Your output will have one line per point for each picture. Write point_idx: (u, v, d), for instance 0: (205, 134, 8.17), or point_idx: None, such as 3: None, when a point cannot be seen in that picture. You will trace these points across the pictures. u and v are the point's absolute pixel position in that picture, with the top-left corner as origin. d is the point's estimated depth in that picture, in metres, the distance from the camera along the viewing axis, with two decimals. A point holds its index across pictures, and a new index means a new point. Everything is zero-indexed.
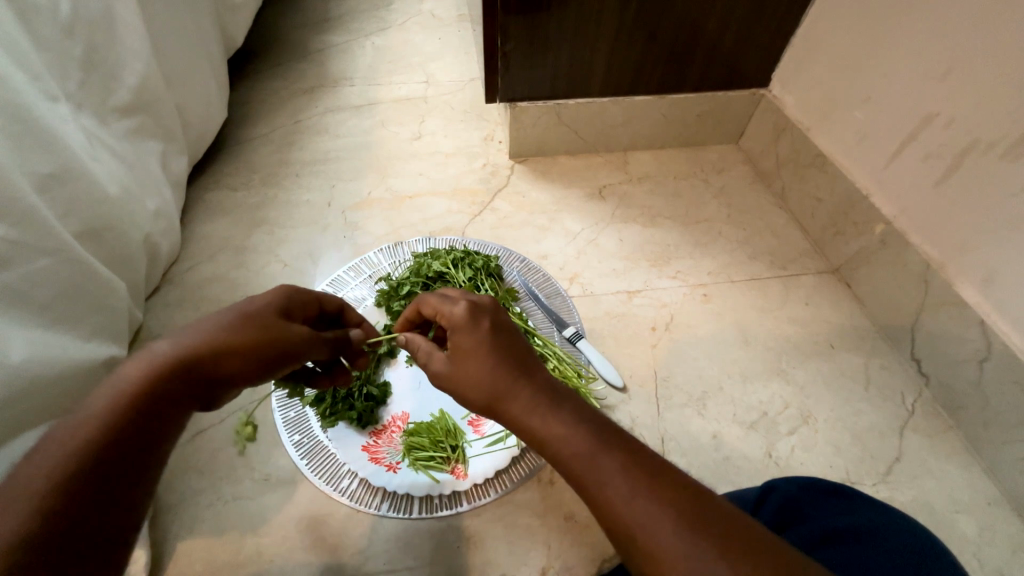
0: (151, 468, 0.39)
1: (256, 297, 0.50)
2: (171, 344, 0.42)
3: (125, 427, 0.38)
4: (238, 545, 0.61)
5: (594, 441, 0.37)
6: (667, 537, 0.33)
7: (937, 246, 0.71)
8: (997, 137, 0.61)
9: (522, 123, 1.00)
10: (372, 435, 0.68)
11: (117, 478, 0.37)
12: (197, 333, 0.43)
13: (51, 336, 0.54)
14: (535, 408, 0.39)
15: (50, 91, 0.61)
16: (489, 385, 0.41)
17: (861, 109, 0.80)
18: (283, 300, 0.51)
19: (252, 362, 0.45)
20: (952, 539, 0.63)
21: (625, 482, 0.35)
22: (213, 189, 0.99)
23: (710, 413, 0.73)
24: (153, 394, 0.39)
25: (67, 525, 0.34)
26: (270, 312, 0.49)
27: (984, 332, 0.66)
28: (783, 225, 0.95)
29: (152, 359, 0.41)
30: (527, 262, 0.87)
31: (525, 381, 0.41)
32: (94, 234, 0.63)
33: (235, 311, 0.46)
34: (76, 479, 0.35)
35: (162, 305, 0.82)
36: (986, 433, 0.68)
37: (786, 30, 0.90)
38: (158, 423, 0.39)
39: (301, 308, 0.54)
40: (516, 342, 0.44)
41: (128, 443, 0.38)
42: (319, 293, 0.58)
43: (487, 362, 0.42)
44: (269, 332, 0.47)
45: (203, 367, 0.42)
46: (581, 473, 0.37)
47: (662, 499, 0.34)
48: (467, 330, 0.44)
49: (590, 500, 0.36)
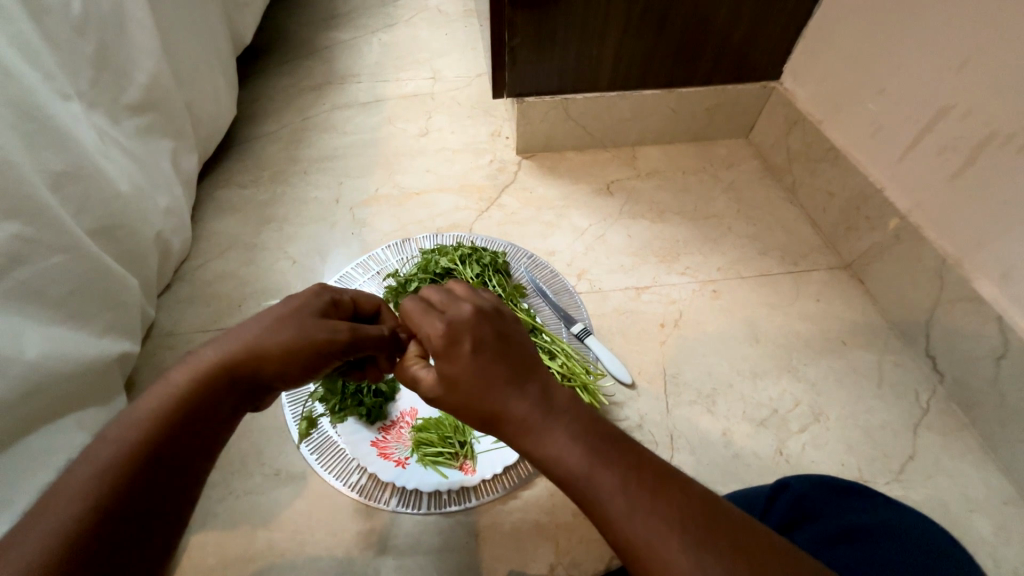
0: (194, 473, 0.39)
1: (290, 301, 0.49)
2: (210, 349, 0.42)
3: (169, 435, 0.38)
4: (250, 540, 0.62)
5: (590, 457, 0.36)
6: (673, 555, 0.32)
7: (952, 242, 0.70)
8: (1015, 129, 0.60)
9: (530, 119, 1.00)
10: (381, 431, 0.68)
11: (164, 479, 0.37)
12: (236, 339, 0.43)
13: (66, 333, 0.55)
14: (529, 425, 0.38)
15: (63, 90, 0.61)
16: (478, 407, 0.39)
17: (874, 101, 0.79)
18: (318, 302, 0.51)
19: (288, 364, 0.44)
20: (967, 538, 0.62)
21: (624, 500, 0.34)
22: (223, 186, 1.00)
23: (719, 410, 0.73)
24: (196, 400, 0.40)
25: (113, 529, 0.33)
26: (306, 314, 0.48)
27: (1000, 329, 0.65)
28: (793, 220, 0.94)
29: (195, 366, 0.41)
30: (534, 258, 0.87)
31: (516, 399, 0.38)
32: (106, 232, 0.64)
33: (271, 316, 0.46)
34: (122, 484, 0.35)
35: (174, 301, 0.83)
36: (1002, 432, 0.67)
37: (798, 23, 0.88)
38: (201, 432, 0.40)
39: (336, 307, 0.53)
40: (504, 355, 0.41)
41: (173, 451, 0.38)
42: (354, 293, 0.57)
43: (478, 387, 0.39)
44: (301, 332, 0.46)
45: (243, 371, 0.43)
46: (580, 492, 0.36)
47: (664, 514, 0.34)
48: (449, 354, 0.41)
49: (592, 518, 0.36)
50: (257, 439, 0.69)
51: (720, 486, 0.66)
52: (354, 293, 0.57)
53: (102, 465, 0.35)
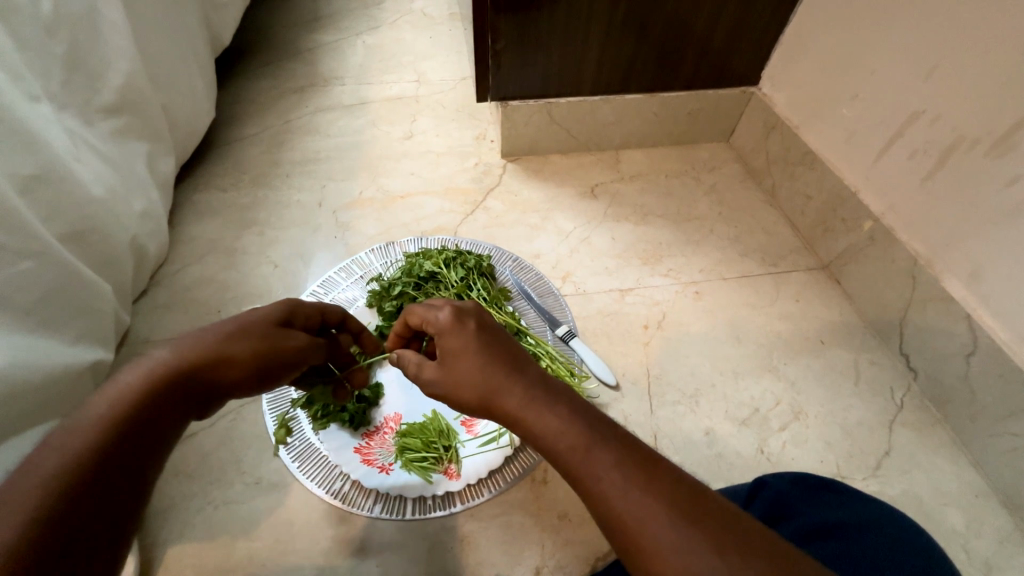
0: (148, 474, 0.38)
1: (257, 310, 0.50)
2: (171, 351, 0.42)
3: (116, 441, 0.37)
4: (229, 550, 0.61)
5: (587, 433, 0.37)
6: (663, 529, 0.33)
7: (924, 243, 0.72)
8: (981, 134, 0.62)
9: (514, 123, 1.00)
10: (364, 437, 0.67)
11: (117, 480, 0.36)
12: (201, 344, 0.43)
13: (34, 340, 0.53)
14: (527, 401, 0.40)
15: (32, 91, 0.60)
16: (478, 385, 0.42)
17: (848, 106, 0.80)
18: (283, 313, 0.52)
19: (250, 374, 0.45)
20: (940, 531, 0.64)
21: (618, 475, 0.35)
22: (202, 190, 0.99)
23: (702, 410, 0.73)
24: (149, 403, 0.39)
25: (65, 529, 0.33)
26: (270, 323, 0.49)
27: (970, 327, 0.67)
28: (773, 222, 0.96)
29: (153, 367, 0.41)
30: (519, 261, 0.88)
31: (516, 376, 0.41)
32: (78, 237, 0.62)
33: (235, 323, 0.47)
34: (72, 487, 0.34)
35: (150, 307, 0.81)
36: (973, 426, 0.69)
37: (775, 29, 0.90)
38: (150, 436, 0.39)
39: (301, 319, 0.54)
40: (507, 342, 0.45)
41: (120, 458, 0.37)
42: (319, 306, 0.58)
43: (475, 362, 0.43)
44: (265, 344, 0.47)
45: (205, 375, 0.43)
46: (577, 470, 0.37)
47: (657, 492, 0.34)
48: (455, 333, 0.45)
49: (585, 494, 0.36)
50: (238, 447, 0.68)
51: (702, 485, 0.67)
52: (322, 304, 0.59)
53: (55, 475, 0.34)
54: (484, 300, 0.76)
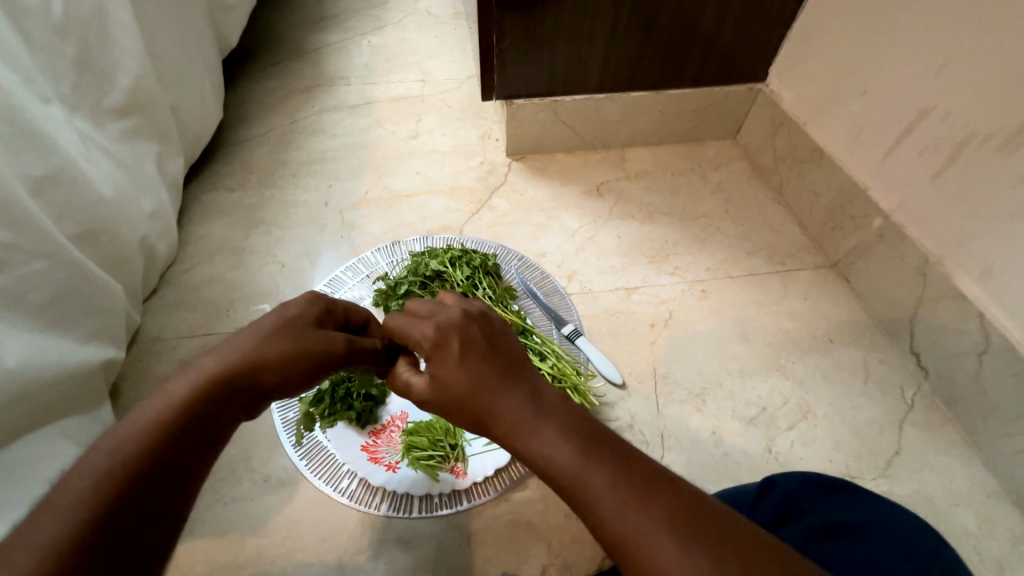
0: (193, 475, 0.38)
1: (287, 309, 0.48)
2: (211, 360, 0.42)
3: (161, 449, 0.37)
4: (239, 547, 0.61)
5: (580, 455, 0.36)
6: (662, 552, 0.32)
7: (934, 240, 0.71)
8: (993, 130, 0.61)
9: (520, 121, 1.00)
10: (371, 435, 0.68)
11: (162, 483, 0.36)
12: (236, 351, 0.43)
13: (48, 339, 0.54)
14: (518, 422, 0.39)
15: (43, 93, 0.60)
16: (469, 405, 0.41)
17: (857, 102, 0.80)
18: (316, 308, 0.50)
19: (288, 376, 0.44)
20: (951, 531, 0.63)
21: (614, 498, 0.34)
22: (210, 190, 0.99)
23: (710, 409, 0.73)
24: (194, 411, 0.39)
25: (113, 534, 0.33)
26: (302, 325, 0.47)
27: (982, 326, 0.66)
28: (781, 220, 0.95)
29: (194, 377, 0.41)
30: (525, 260, 0.88)
31: (504, 395, 0.40)
32: (89, 237, 0.63)
33: (268, 326, 0.45)
34: (119, 493, 0.34)
35: (160, 306, 0.82)
36: (985, 425, 0.68)
37: (782, 24, 0.89)
38: (195, 441, 0.39)
39: (332, 317, 0.52)
40: (494, 354, 0.43)
41: (163, 467, 0.37)
42: (347, 302, 0.56)
43: (463, 382, 0.41)
44: (299, 347, 0.45)
45: (243, 382, 0.42)
46: (573, 491, 0.36)
47: (654, 511, 0.34)
48: (440, 351, 0.43)
49: (583, 516, 0.36)
50: (245, 445, 0.69)
51: (711, 484, 0.67)
52: (349, 303, 0.56)
53: (73, 473, 0.34)
54: (489, 299, 0.76)
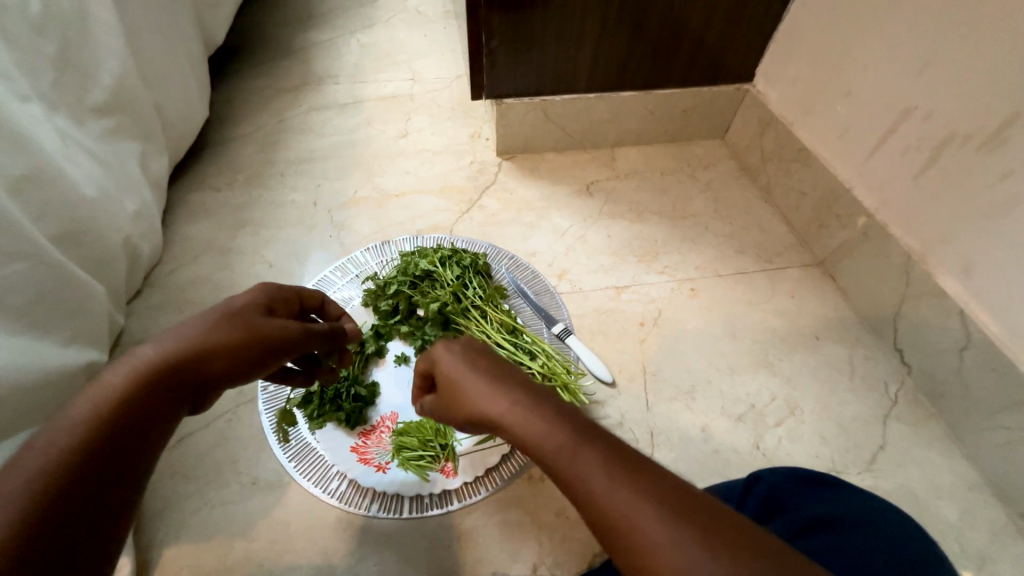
0: (142, 468, 0.37)
1: (234, 298, 0.48)
2: (155, 348, 0.39)
3: (106, 439, 0.35)
4: (226, 551, 0.61)
5: (572, 436, 0.38)
6: (649, 524, 0.32)
7: (917, 238, 0.72)
8: (973, 129, 0.62)
9: (509, 120, 1.00)
10: (361, 436, 0.67)
11: (109, 475, 0.35)
12: (181, 338, 0.41)
13: (27, 342, 0.53)
14: (515, 411, 0.41)
15: (21, 91, 0.59)
16: (473, 403, 0.44)
17: (842, 103, 0.81)
18: (264, 296, 0.50)
19: (240, 362, 0.43)
20: (934, 524, 0.64)
21: (603, 473, 0.35)
22: (196, 190, 0.98)
23: (699, 406, 0.74)
24: (138, 402, 0.37)
25: (53, 527, 0.31)
26: (250, 311, 0.47)
27: (963, 322, 0.67)
28: (768, 218, 0.96)
29: (136, 365, 0.38)
30: (515, 260, 0.88)
31: (505, 390, 0.43)
32: (70, 238, 0.62)
33: (216, 313, 0.44)
34: (61, 486, 0.32)
35: (145, 307, 0.81)
36: (967, 419, 0.69)
37: (769, 25, 0.90)
38: (143, 432, 0.37)
39: (281, 305, 0.52)
40: (498, 364, 0.47)
41: (110, 458, 0.35)
42: (296, 290, 0.57)
43: (468, 382, 0.46)
44: (250, 332, 0.45)
45: (191, 370, 0.40)
46: (565, 470, 0.37)
47: (641, 487, 0.34)
48: (449, 361, 0.48)
49: (574, 497, 0.36)
50: (232, 447, 0.68)
51: (700, 480, 0.67)
52: (299, 288, 0.57)
53: None
54: (479, 299, 0.76)
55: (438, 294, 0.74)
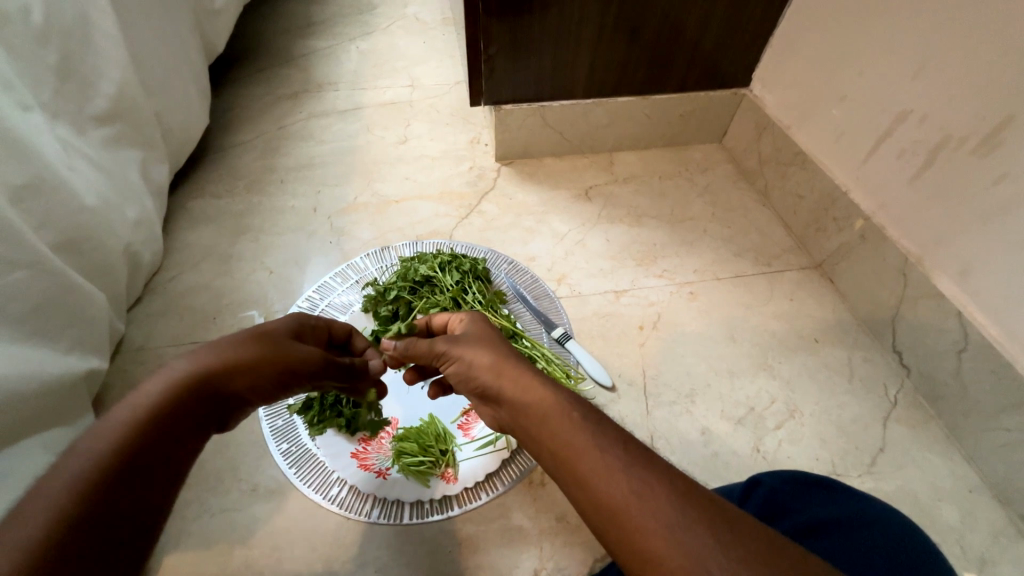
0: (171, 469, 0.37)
1: (267, 324, 0.50)
2: (185, 360, 0.41)
3: (137, 442, 0.36)
4: (227, 558, 0.61)
5: (580, 418, 0.39)
6: (656, 508, 0.33)
7: (913, 241, 0.73)
8: (967, 133, 0.63)
9: (507, 126, 1.00)
10: (361, 442, 0.67)
11: (141, 476, 0.35)
12: (212, 352, 0.42)
13: (28, 350, 0.53)
14: (525, 388, 0.42)
15: (23, 101, 0.60)
16: (486, 371, 0.45)
17: (838, 107, 0.81)
18: (294, 326, 0.52)
19: (261, 377, 0.44)
20: (935, 527, 0.64)
21: (613, 456, 0.36)
22: (196, 197, 0.98)
23: (699, 409, 0.74)
24: (166, 409, 0.38)
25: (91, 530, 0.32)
26: (278, 335, 0.48)
27: (961, 323, 0.67)
28: (766, 222, 0.97)
29: (168, 376, 0.40)
30: (514, 264, 0.88)
31: (511, 369, 0.44)
32: (70, 246, 0.62)
33: (245, 333, 0.46)
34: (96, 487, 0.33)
35: (145, 315, 0.81)
36: (966, 421, 0.69)
37: (764, 30, 0.91)
38: (173, 436, 0.38)
39: (310, 334, 0.54)
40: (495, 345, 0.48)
41: (140, 461, 0.35)
42: (327, 320, 0.58)
43: (487, 349, 0.47)
44: (272, 351, 0.46)
45: (215, 381, 0.41)
46: (572, 451, 0.38)
47: (651, 473, 0.35)
48: (476, 333, 0.50)
49: (578, 476, 0.37)
50: (232, 454, 0.68)
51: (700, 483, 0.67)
52: (331, 320, 0.59)
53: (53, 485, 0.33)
54: (479, 304, 0.75)
55: (437, 299, 0.74)
